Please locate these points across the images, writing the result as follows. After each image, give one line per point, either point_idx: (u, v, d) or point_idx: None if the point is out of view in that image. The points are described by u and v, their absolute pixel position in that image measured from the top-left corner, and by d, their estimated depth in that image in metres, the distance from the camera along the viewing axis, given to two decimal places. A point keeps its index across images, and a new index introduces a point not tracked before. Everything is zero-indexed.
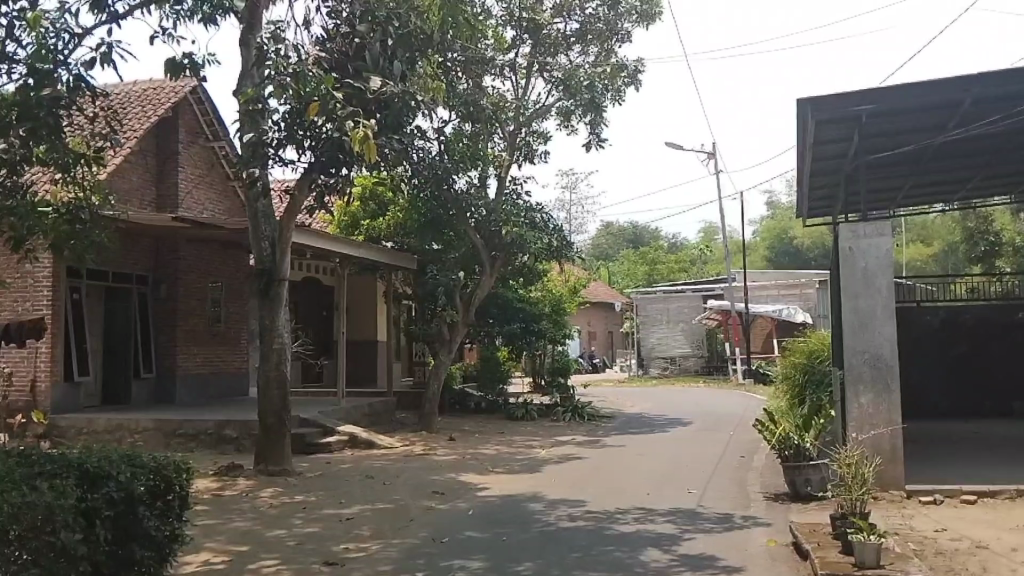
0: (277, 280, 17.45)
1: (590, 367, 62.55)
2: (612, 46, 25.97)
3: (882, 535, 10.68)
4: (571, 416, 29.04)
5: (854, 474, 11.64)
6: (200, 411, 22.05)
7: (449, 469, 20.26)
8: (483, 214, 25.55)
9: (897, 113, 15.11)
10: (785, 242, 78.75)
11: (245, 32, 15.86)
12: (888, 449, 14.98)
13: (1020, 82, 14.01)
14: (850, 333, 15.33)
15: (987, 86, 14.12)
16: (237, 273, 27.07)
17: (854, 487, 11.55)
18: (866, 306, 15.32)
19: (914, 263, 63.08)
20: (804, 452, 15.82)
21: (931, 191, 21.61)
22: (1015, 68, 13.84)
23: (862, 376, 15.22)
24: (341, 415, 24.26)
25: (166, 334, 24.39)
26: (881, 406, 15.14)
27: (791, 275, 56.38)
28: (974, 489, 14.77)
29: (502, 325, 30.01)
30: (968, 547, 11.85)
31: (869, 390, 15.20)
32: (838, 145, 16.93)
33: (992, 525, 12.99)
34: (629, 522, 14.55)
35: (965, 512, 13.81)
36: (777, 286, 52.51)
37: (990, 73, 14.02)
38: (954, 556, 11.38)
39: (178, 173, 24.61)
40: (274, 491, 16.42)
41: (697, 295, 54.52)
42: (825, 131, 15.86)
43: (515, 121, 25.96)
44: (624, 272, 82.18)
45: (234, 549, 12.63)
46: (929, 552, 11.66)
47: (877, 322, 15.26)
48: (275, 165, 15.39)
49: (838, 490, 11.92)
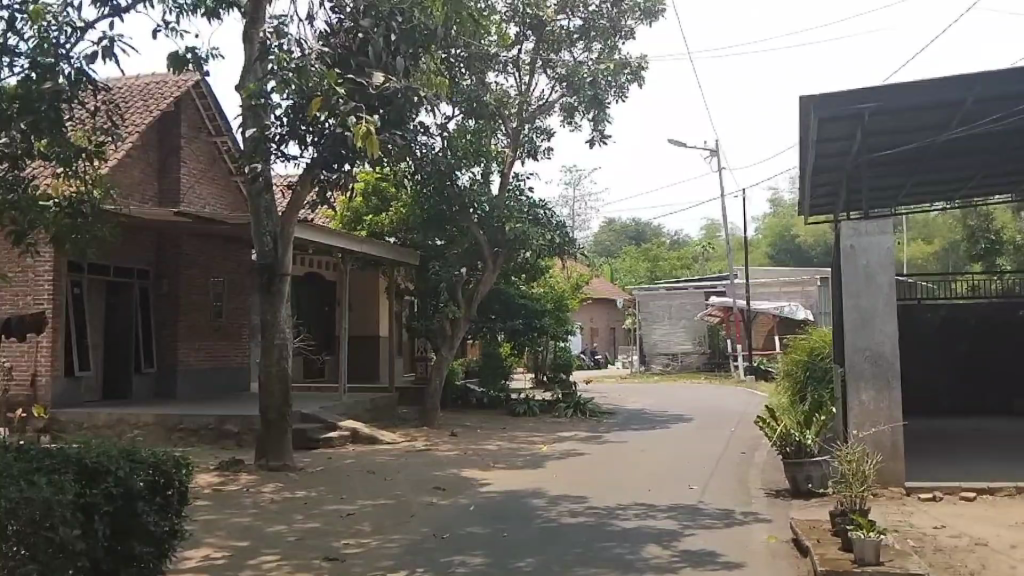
0: (279, 274, 17.49)
1: (592, 363, 62.59)
2: (616, 43, 25.83)
3: (882, 531, 10.71)
4: (572, 412, 29.09)
5: (855, 470, 11.68)
6: (201, 405, 22.12)
7: (450, 464, 20.32)
8: (485, 210, 25.60)
9: (899, 111, 15.11)
10: (786, 240, 78.74)
11: (249, 26, 15.87)
12: (888, 446, 14.99)
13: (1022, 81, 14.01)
14: (851, 330, 15.33)
15: (989, 85, 14.13)
16: (239, 267, 27.13)
17: (855, 483, 11.60)
18: (867, 302, 15.32)
19: (916, 260, 63.00)
20: (805, 449, 15.80)
21: (933, 189, 21.60)
22: (1017, 67, 13.84)
23: (863, 373, 15.22)
24: (342, 410, 24.33)
25: (167, 328, 24.47)
26: (882, 402, 15.12)
27: (793, 272, 56.39)
28: (973, 486, 14.78)
29: (504, 321, 30.06)
30: (967, 544, 11.87)
31: (870, 387, 15.20)
32: (841, 142, 16.93)
33: (992, 522, 13.02)
34: (629, 518, 14.59)
35: (964, 509, 13.82)
36: (779, 283, 52.53)
37: (993, 73, 14.00)
38: (953, 553, 11.41)
39: (181, 168, 24.66)
40: (275, 487, 16.49)
41: (699, 292, 54.54)
42: (827, 128, 15.86)
43: (517, 117, 25.91)
44: (626, 268, 82.19)
45: (234, 544, 12.69)
46: (928, 548, 11.70)
47: (879, 318, 15.26)
48: (278, 160, 15.42)
49: (838, 486, 11.95)
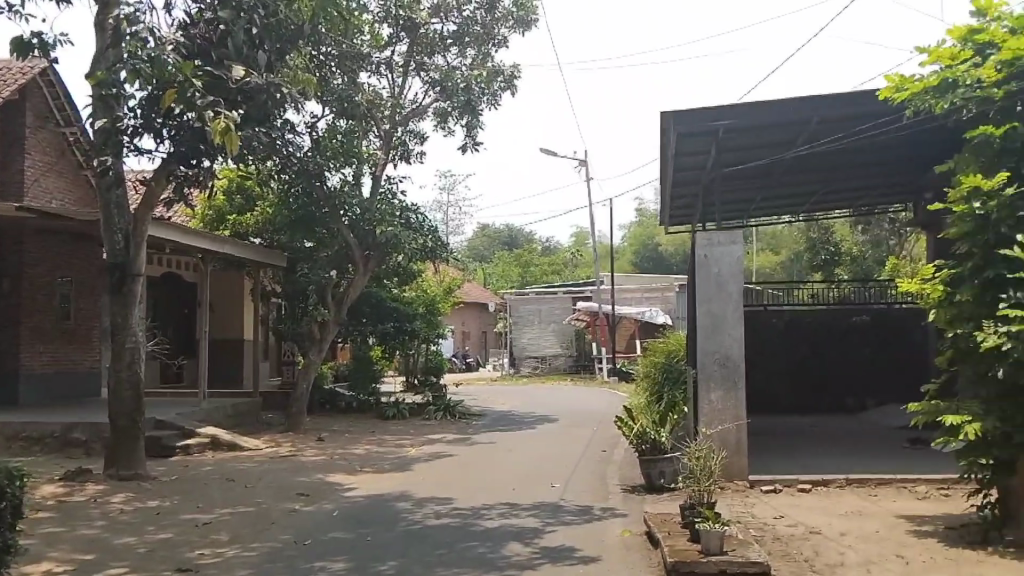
0: (132, 274, 16.76)
1: (462, 366, 62.98)
2: (488, 50, 26.34)
3: (726, 523, 11.34)
4: (441, 415, 29.22)
5: (702, 466, 12.33)
6: (45, 413, 20.87)
7: (315, 469, 20.03)
8: (355, 212, 25.42)
9: (748, 130, 16.08)
10: (650, 247, 81.77)
11: (100, 13, 15.15)
12: (734, 444, 15.90)
13: (856, 105, 15.20)
14: (703, 335, 16.21)
15: (827, 109, 15.25)
16: (91, 266, 25.76)
17: (702, 478, 12.25)
18: (717, 308, 16.21)
19: (767, 269, 66.81)
20: (659, 446, 16.54)
21: (781, 202, 23.03)
22: (852, 92, 15.00)
23: (712, 375, 16.14)
24: (202, 416, 23.53)
25: (7, 331, 22.95)
26: (728, 403, 16.06)
27: (656, 278, 58.67)
28: (810, 479, 15.87)
29: (374, 323, 29.91)
30: (802, 533, 12.76)
31: (719, 388, 16.11)
32: (697, 157, 17.84)
33: (825, 512, 14.04)
34: (493, 517, 14.84)
35: (801, 501, 14.84)
36: (642, 289, 54.53)
37: (830, 96, 15.15)
38: (789, 542, 12.23)
39: (24, 160, 23.21)
40: (126, 497, 15.79)
41: (567, 296, 55.87)
42: (683, 144, 16.70)
43: (390, 119, 25.80)
44: (498, 273, 83.12)
45: (79, 558, 12.09)
46: (763, 540, 12.53)
47: (727, 324, 16.19)
48: (132, 154, 14.83)
49: (687, 481, 12.57)
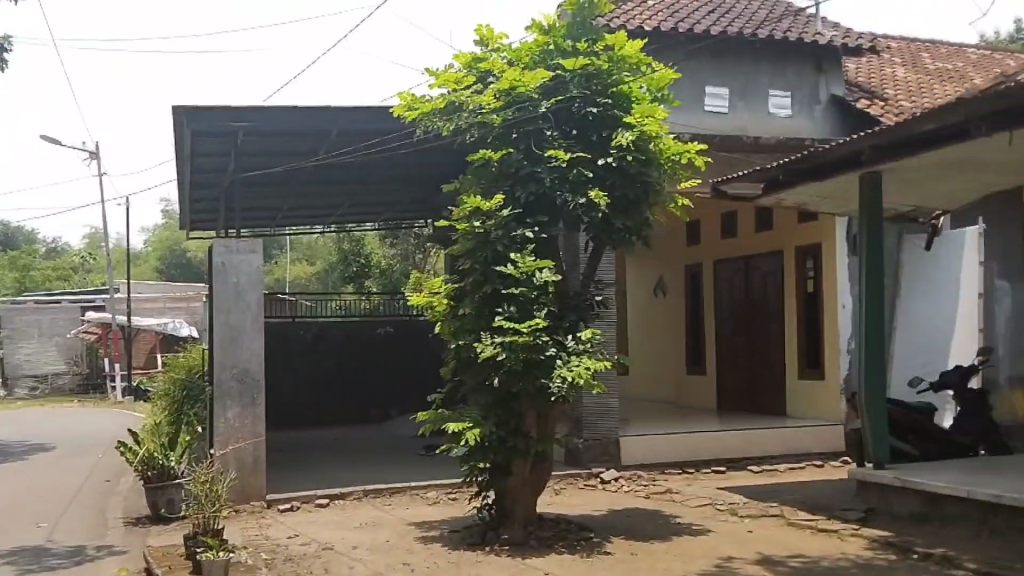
0: None
1: None
2: None
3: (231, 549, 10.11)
4: None
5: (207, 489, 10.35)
6: None
7: None
8: None
9: (270, 134, 15.14)
10: (178, 253, 76.51)
11: None
12: (251, 462, 14.83)
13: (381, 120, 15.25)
14: (218, 347, 14.63)
15: (350, 120, 15.02)
16: None
17: (206, 504, 10.29)
18: (235, 320, 14.74)
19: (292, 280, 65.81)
20: (168, 471, 14.78)
21: (306, 212, 22.54)
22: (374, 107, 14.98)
23: (229, 390, 14.70)
24: None
25: None
26: (246, 419, 14.81)
27: (182, 288, 54.72)
28: (327, 493, 15.47)
29: None
30: (316, 550, 12.08)
31: (236, 403, 14.75)
32: (218, 158, 16.43)
33: (343, 525, 13.65)
34: None
35: (320, 517, 14.29)
36: (162, 299, 50.25)
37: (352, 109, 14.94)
38: (301, 561, 11.41)
39: None
40: None
41: (75, 307, 49.34)
42: (201, 142, 15.18)
43: None
44: None
45: None
46: (266, 561, 11.40)
47: (246, 334, 14.82)
48: None
49: (189, 507, 10.57)
